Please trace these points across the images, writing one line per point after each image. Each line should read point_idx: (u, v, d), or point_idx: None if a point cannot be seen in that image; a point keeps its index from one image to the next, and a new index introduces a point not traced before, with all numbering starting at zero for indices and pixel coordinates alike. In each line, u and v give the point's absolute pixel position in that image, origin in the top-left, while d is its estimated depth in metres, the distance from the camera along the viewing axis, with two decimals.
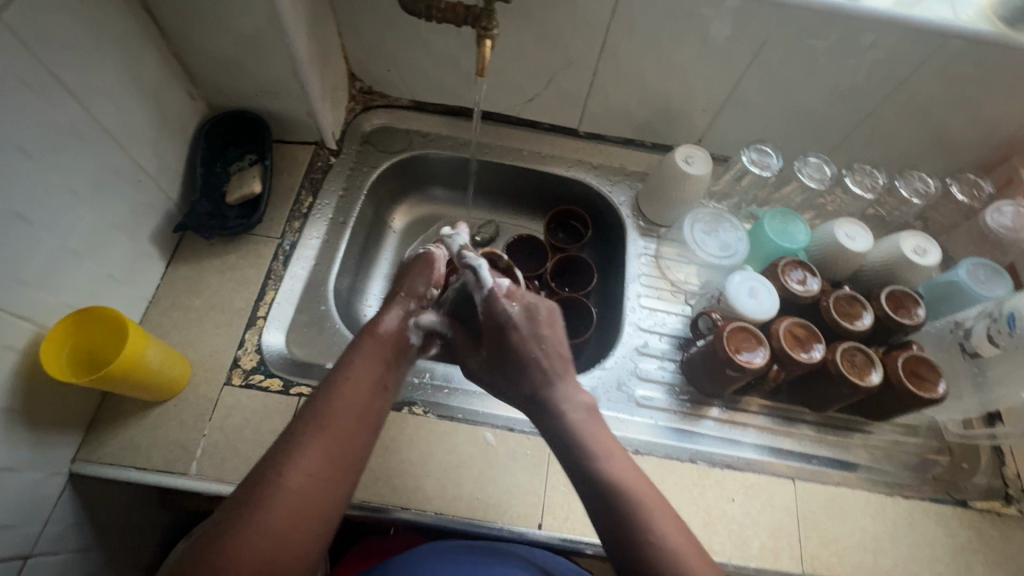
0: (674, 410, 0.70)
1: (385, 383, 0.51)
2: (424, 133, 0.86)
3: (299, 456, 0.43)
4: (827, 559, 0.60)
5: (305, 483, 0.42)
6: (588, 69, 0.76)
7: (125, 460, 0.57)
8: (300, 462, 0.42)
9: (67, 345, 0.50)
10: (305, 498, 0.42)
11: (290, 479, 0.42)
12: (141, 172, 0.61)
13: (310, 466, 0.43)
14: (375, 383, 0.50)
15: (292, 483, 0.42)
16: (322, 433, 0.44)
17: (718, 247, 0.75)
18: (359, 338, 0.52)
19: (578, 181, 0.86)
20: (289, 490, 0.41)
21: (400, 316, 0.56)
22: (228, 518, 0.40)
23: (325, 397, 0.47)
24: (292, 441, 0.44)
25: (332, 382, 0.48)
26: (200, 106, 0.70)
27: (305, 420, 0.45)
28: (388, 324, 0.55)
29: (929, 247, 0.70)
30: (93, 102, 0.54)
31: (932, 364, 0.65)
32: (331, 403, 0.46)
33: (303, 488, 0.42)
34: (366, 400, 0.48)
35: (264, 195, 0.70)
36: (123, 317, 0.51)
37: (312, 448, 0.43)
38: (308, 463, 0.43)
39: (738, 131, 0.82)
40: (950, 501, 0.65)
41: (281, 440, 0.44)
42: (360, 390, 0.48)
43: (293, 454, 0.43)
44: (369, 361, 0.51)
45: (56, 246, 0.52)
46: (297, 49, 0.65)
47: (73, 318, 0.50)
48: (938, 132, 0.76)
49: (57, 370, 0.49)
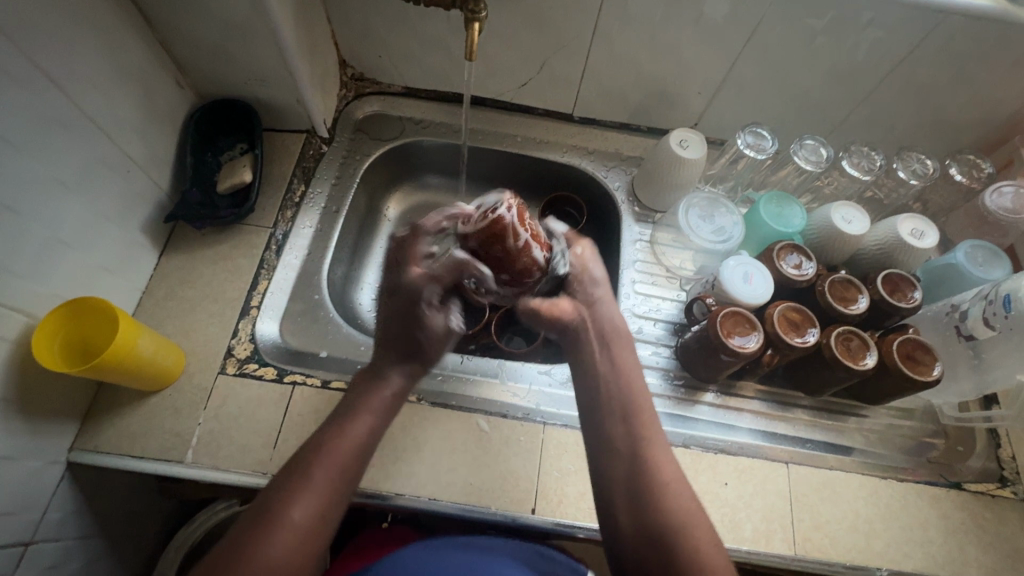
0: (668, 396, 0.70)
1: (382, 427, 0.51)
2: (417, 119, 0.85)
3: (302, 497, 0.44)
4: (820, 542, 0.60)
5: (307, 523, 0.43)
6: (581, 52, 0.75)
7: (122, 448, 0.58)
8: (304, 501, 0.44)
9: (59, 336, 0.50)
10: (305, 539, 0.43)
11: (294, 518, 0.43)
12: (130, 162, 0.61)
13: (312, 506, 0.44)
14: (373, 428, 0.50)
15: (297, 521, 0.43)
16: (325, 475, 0.46)
17: (713, 232, 0.74)
18: (365, 386, 0.52)
19: (573, 167, 0.85)
20: (293, 528, 0.42)
21: (401, 370, 0.53)
22: (237, 545, 0.41)
23: (328, 437, 0.48)
24: (296, 480, 0.45)
25: (333, 426, 0.49)
26: (189, 95, 0.70)
27: (308, 459, 0.46)
28: (393, 378, 0.53)
29: (927, 230, 0.70)
30: (79, 91, 0.54)
31: (928, 348, 0.64)
32: (334, 443, 0.48)
33: (304, 527, 0.43)
34: (364, 448, 0.49)
35: (255, 182, 0.69)
36: (113, 306, 0.51)
37: (315, 490, 0.45)
38: (309, 503, 0.44)
39: (735, 114, 0.81)
40: (945, 484, 0.65)
41: (284, 478, 0.45)
42: (363, 436, 0.49)
43: (296, 495, 0.44)
44: (371, 406, 0.51)
45: (45, 236, 0.52)
46: (284, 35, 0.64)
47: (62, 308, 0.50)
48: (937, 113, 0.75)
49: (49, 360, 0.49)
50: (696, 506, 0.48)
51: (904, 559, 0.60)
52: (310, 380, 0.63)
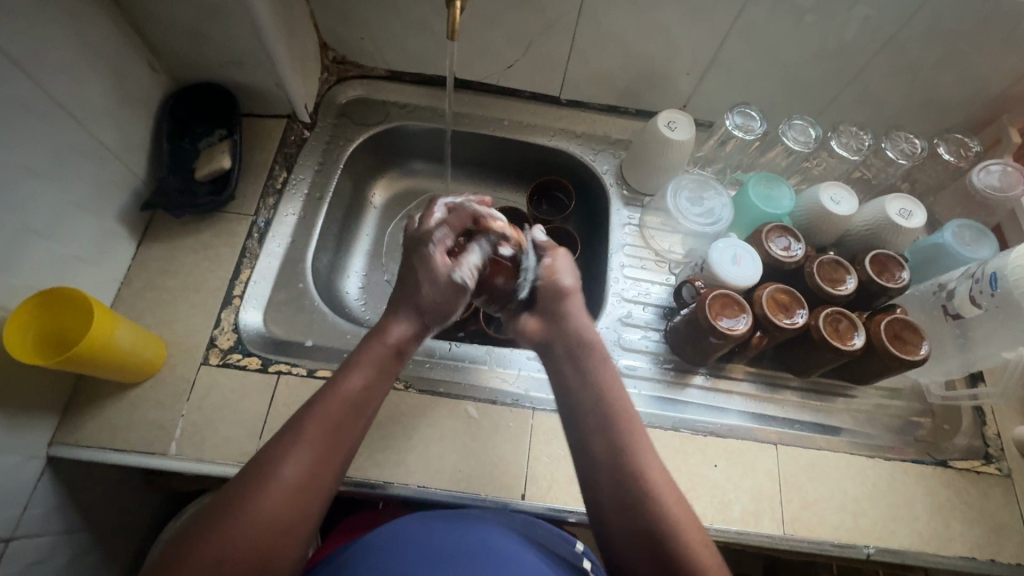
0: (658, 379, 0.70)
1: (382, 384, 0.52)
2: (401, 104, 0.84)
3: (296, 452, 0.45)
4: (808, 521, 0.61)
5: (300, 478, 0.44)
6: (567, 33, 0.74)
7: (104, 442, 0.57)
8: (300, 457, 0.45)
9: (33, 328, 0.49)
10: (299, 493, 0.44)
11: (287, 473, 0.44)
12: (103, 149, 0.59)
13: (306, 462, 0.45)
14: (371, 386, 0.51)
15: (290, 478, 0.44)
16: (319, 431, 0.46)
17: (702, 214, 0.74)
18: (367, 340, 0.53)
19: (561, 151, 0.84)
20: (285, 484, 0.43)
21: (401, 321, 0.55)
22: (228, 509, 0.42)
23: (327, 394, 0.49)
24: (290, 436, 0.46)
25: (331, 383, 0.50)
26: (164, 79, 0.68)
27: (303, 416, 0.47)
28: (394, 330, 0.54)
29: (915, 209, 0.70)
30: (46, 75, 0.52)
31: (916, 328, 0.64)
32: (333, 401, 0.48)
33: (298, 482, 0.44)
34: (362, 403, 0.50)
35: (235, 169, 0.68)
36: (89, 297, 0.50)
37: (308, 445, 0.45)
38: (303, 458, 0.45)
39: (723, 95, 0.80)
40: (931, 461, 0.66)
41: (281, 433, 0.46)
42: (358, 393, 0.50)
43: (290, 450, 0.45)
44: (372, 362, 0.52)
45: (15, 226, 0.50)
46: (260, 15, 0.62)
47: (35, 300, 0.49)
48: (926, 91, 0.74)
49: (23, 353, 0.47)
50: (683, 506, 0.48)
51: (892, 536, 0.61)
52: (295, 369, 0.62)
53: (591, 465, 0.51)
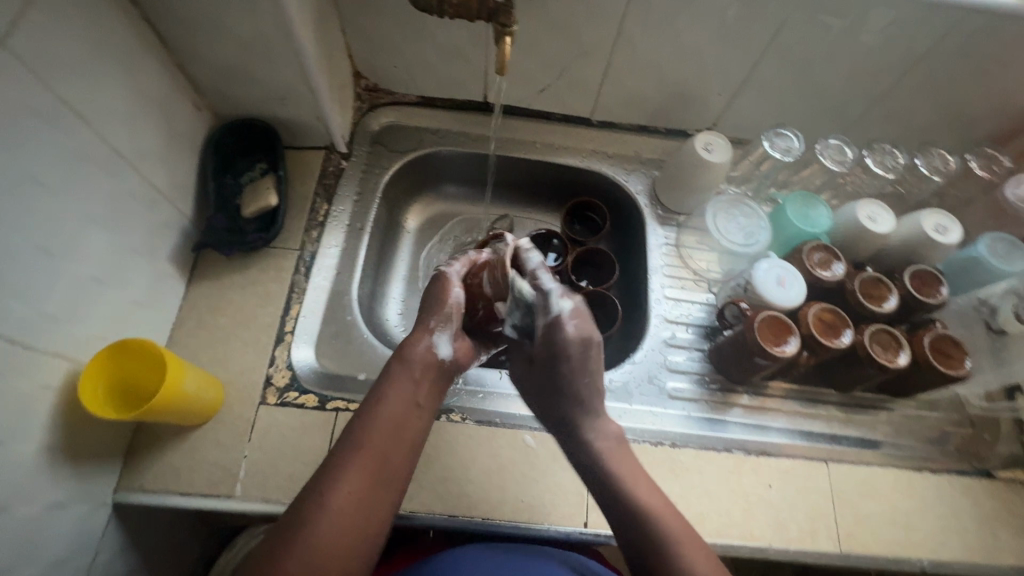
0: (704, 400, 0.71)
1: (421, 403, 0.52)
2: (434, 130, 0.84)
3: (343, 478, 0.46)
4: (863, 537, 0.62)
5: (349, 504, 0.45)
6: (602, 58, 0.75)
7: (168, 486, 0.57)
8: (348, 485, 0.45)
9: (104, 379, 0.49)
10: (349, 519, 0.44)
11: (338, 499, 0.45)
12: (155, 192, 0.59)
13: (354, 488, 0.45)
14: (412, 407, 0.52)
15: (341, 505, 0.45)
16: (364, 455, 0.47)
17: (741, 234, 0.76)
18: (391, 363, 0.53)
19: (594, 172, 0.85)
20: (337, 508, 0.44)
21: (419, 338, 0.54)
22: (281, 539, 0.43)
23: (367, 419, 0.49)
24: (337, 463, 0.47)
25: (370, 406, 0.50)
26: (205, 117, 0.68)
27: (348, 442, 0.48)
28: (416, 349, 0.54)
29: (950, 225, 0.71)
30: (104, 124, 0.52)
31: (957, 341, 0.66)
32: (375, 427, 0.49)
33: (348, 509, 0.45)
34: (404, 425, 0.50)
35: (281, 206, 0.68)
36: (158, 347, 0.50)
37: (354, 470, 0.46)
38: (350, 483, 0.46)
39: (754, 114, 0.81)
40: (974, 472, 0.68)
41: (330, 460, 0.47)
42: (400, 411, 0.51)
43: (338, 475, 0.46)
44: (404, 384, 0.52)
45: (79, 277, 0.50)
46: (305, 53, 0.62)
47: (107, 352, 0.49)
48: (956, 108, 0.75)
49: (97, 407, 0.48)
50: (716, 570, 0.47)
51: (943, 549, 0.62)
52: (352, 405, 0.62)
53: (623, 534, 0.50)
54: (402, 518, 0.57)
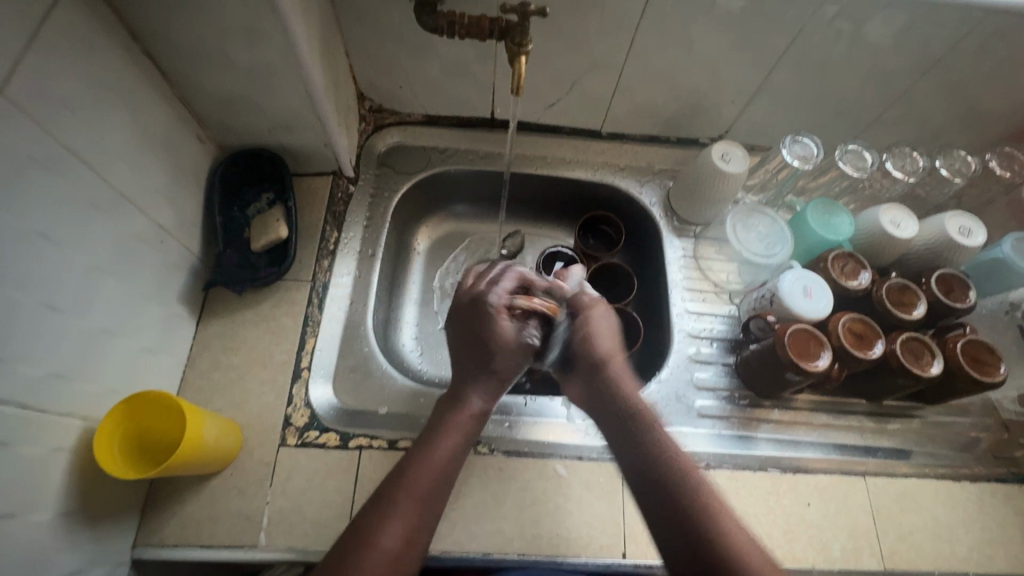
0: (732, 417, 0.69)
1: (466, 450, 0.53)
2: (441, 148, 0.82)
3: (394, 519, 0.44)
4: (907, 553, 0.60)
5: (397, 546, 0.44)
6: (614, 70, 0.73)
7: (189, 539, 0.54)
8: (398, 527, 0.44)
9: (120, 431, 0.47)
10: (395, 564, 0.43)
11: (385, 540, 0.43)
12: (162, 232, 0.57)
13: (404, 531, 0.44)
14: (461, 451, 0.52)
15: (389, 548, 0.43)
16: (417, 497, 0.46)
17: (761, 245, 0.74)
18: (449, 406, 0.54)
19: (606, 184, 0.83)
20: (385, 550, 0.43)
21: (480, 394, 0.56)
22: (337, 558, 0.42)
23: (420, 461, 0.49)
24: (387, 503, 0.45)
25: (418, 452, 0.50)
26: (210, 148, 0.65)
27: (398, 483, 0.47)
28: (474, 401, 0.55)
29: (975, 227, 0.69)
30: (109, 168, 0.50)
31: (992, 348, 0.64)
32: (426, 469, 0.48)
33: (398, 549, 0.44)
34: (453, 470, 0.50)
35: (292, 237, 0.66)
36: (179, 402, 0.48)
37: (408, 511, 0.45)
38: (402, 525, 0.45)
39: (767, 120, 0.80)
40: (1014, 479, 0.66)
41: (376, 498, 0.46)
42: (448, 456, 0.50)
43: (389, 516, 0.45)
44: (456, 428, 0.52)
45: (89, 330, 0.48)
46: (312, 81, 0.60)
47: (124, 404, 0.47)
48: (972, 107, 0.74)
49: (113, 463, 0.46)
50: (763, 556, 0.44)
51: (989, 561, 0.61)
52: (376, 442, 0.60)
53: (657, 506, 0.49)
54: (435, 559, 0.55)
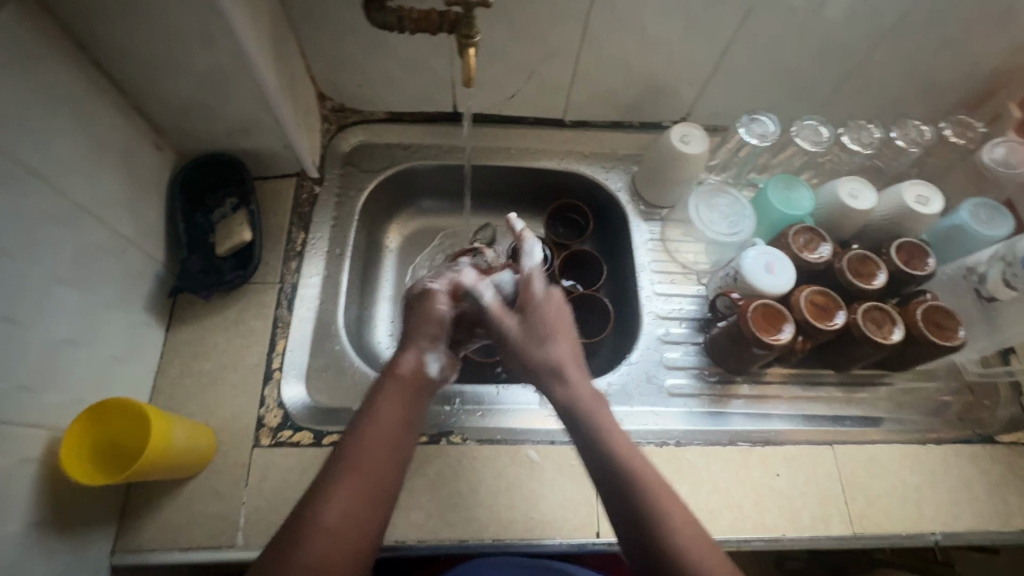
0: (704, 394, 0.70)
1: (415, 419, 0.49)
2: (406, 145, 0.82)
3: (333, 497, 0.42)
4: (875, 516, 0.62)
5: (337, 523, 0.41)
6: (571, 58, 0.73)
7: (167, 543, 0.55)
8: (336, 505, 0.42)
9: (88, 440, 0.48)
10: (343, 537, 0.41)
11: (324, 518, 0.41)
12: (123, 242, 0.57)
13: (343, 507, 0.42)
14: (406, 421, 0.48)
15: (328, 526, 0.41)
16: (357, 471, 0.44)
17: (725, 223, 0.75)
18: (382, 375, 0.51)
19: (571, 172, 0.83)
20: (324, 529, 0.41)
21: (415, 351, 0.53)
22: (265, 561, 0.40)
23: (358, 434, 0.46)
24: (327, 483, 0.43)
25: (358, 425, 0.47)
26: (169, 156, 0.66)
27: (338, 461, 0.44)
28: (406, 361, 0.52)
29: (931, 195, 0.70)
30: (63, 179, 0.50)
31: (951, 312, 0.66)
32: (365, 445, 0.45)
33: (339, 526, 0.41)
34: (399, 440, 0.46)
35: (257, 240, 0.66)
36: (144, 410, 0.48)
37: (346, 486, 0.43)
38: (342, 502, 0.42)
39: (727, 100, 0.81)
40: (979, 439, 0.68)
41: (319, 478, 0.44)
42: (390, 427, 0.47)
43: (327, 495, 0.42)
44: (396, 398, 0.49)
45: (52, 341, 0.49)
46: (266, 83, 0.60)
47: (89, 413, 0.47)
48: (925, 77, 0.75)
49: (79, 470, 0.46)
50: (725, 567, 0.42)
51: (955, 519, 0.62)
52: None
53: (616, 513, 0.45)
54: (411, 548, 0.56)
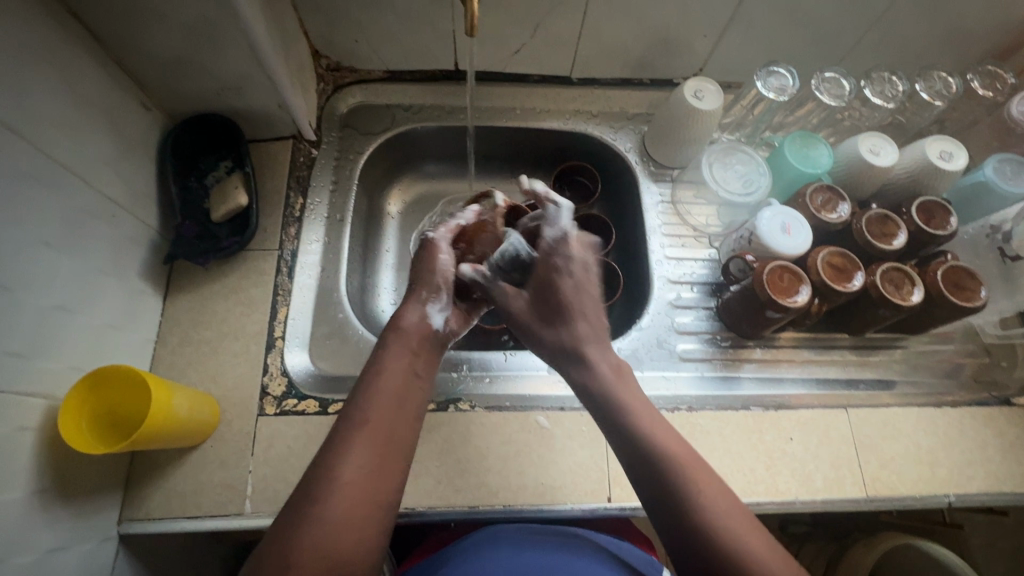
0: (715, 359, 0.69)
1: (419, 376, 0.49)
2: (406, 105, 0.79)
3: (348, 451, 0.41)
4: (889, 480, 0.61)
5: (356, 475, 0.40)
6: (579, 8, 0.69)
7: (173, 511, 0.54)
8: (353, 458, 0.41)
9: (89, 399, 0.46)
10: (361, 488, 0.40)
11: (343, 472, 0.40)
12: (113, 205, 0.55)
13: (361, 460, 0.41)
14: (411, 377, 0.48)
15: (347, 480, 0.40)
16: (368, 427, 0.43)
17: (739, 184, 0.72)
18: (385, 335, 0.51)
19: (579, 133, 0.80)
20: (343, 483, 0.40)
21: (416, 307, 0.54)
22: (284, 524, 0.38)
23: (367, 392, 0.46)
24: (340, 439, 0.42)
25: (367, 383, 0.46)
26: (158, 116, 0.63)
27: (350, 418, 0.44)
28: (408, 319, 0.53)
29: (955, 150, 0.67)
30: (45, 138, 0.47)
31: (972, 273, 0.64)
32: (375, 400, 0.45)
33: (358, 479, 0.40)
34: (404, 396, 0.46)
35: (253, 204, 0.64)
36: (154, 384, 0.47)
37: (360, 442, 0.42)
38: (358, 456, 0.41)
39: (742, 54, 0.77)
40: (995, 401, 0.66)
41: (331, 437, 0.43)
42: (398, 383, 0.47)
43: (342, 451, 0.41)
44: (402, 357, 0.49)
45: (44, 309, 0.47)
46: (257, 36, 0.57)
47: (99, 374, 0.46)
48: (953, 26, 0.71)
49: (70, 426, 0.45)
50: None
51: (970, 482, 0.62)
52: None
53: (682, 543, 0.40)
54: (421, 514, 0.56)
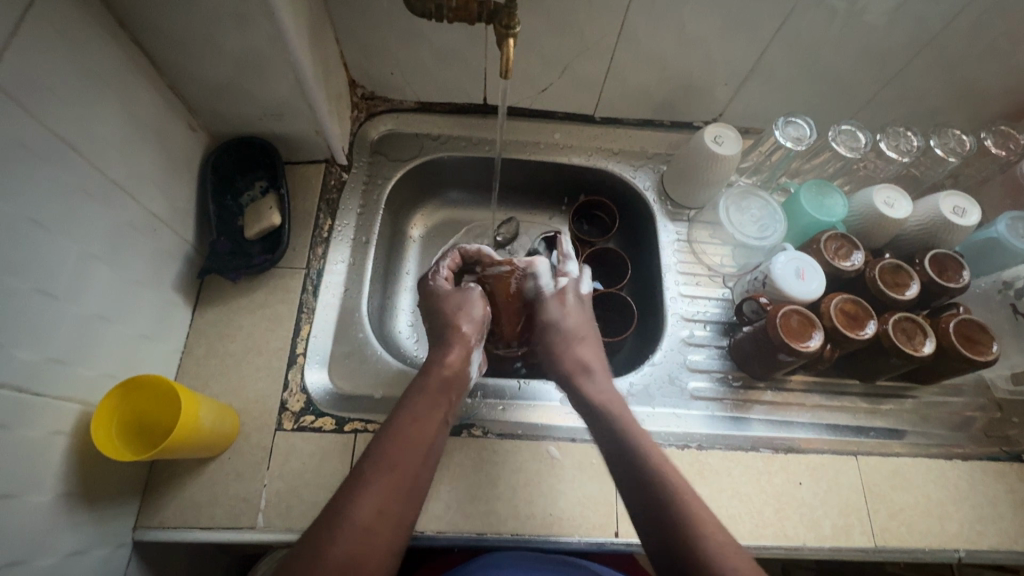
0: (724, 399, 0.69)
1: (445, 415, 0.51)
2: (434, 135, 0.82)
3: (368, 490, 0.42)
4: (897, 530, 0.61)
5: (370, 520, 0.41)
6: (605, 54, 0.72)
7: (188, 521, 0.55)
8: (371, 500, 0.41)
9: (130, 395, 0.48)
10: (371, 537, 0.40)
11: (359, 513, 0.41)
12: (155, 220, 0.58)
13: (376, 503, 0.42)
14: (434, 418, 0.49)
15: (361, 521, 0.40)
16: (389, 470, 0.44)
17: (754, 227, 0.73)
18: (420, 376, 0.53)
19: (599, 169, 0.83)
20: (355, 524, 0.40)
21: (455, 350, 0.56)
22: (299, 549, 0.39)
23: (393, 430, 0.47)
24: (359, 477, 0.43)
25: (396, 412, 0.49)
26: (201, 137, 0.66)
27: (371, 458, 0.44)
28: (450, 362, 0.55)
29: (968, 206, 0.69)
30: (99, 155, 0.50)
31: (985, 327, 0.64)
32: (397, 439, 0.46)
33: (370, 522, 0.41)
34: (428, 441, 0.47)
35: (285, 224, 0.67)
36: (187, 413, 0.49)
37: (380, 483, 0.43)
38: (374, 499, 0.42)
39: (762, 102, 0.80)
40: (1006, 457, 0.66)
41: (353, 473, 0.44)
42: (424, 427, 0.48)
43: (361, 491, 0.42)
44: (429, 401, 0.50)
45: (86, 317, 0.49)
46: (302, 68, 0.60)
47: (147, 380, 0.48)
48: (967, 86, 0.74)
49: (101, 413, 0.47)
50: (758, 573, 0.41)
51: (981, 537, 0.61)
52: (371, 425, 0.60)
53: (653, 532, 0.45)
54: (429, 538, 0.56)
